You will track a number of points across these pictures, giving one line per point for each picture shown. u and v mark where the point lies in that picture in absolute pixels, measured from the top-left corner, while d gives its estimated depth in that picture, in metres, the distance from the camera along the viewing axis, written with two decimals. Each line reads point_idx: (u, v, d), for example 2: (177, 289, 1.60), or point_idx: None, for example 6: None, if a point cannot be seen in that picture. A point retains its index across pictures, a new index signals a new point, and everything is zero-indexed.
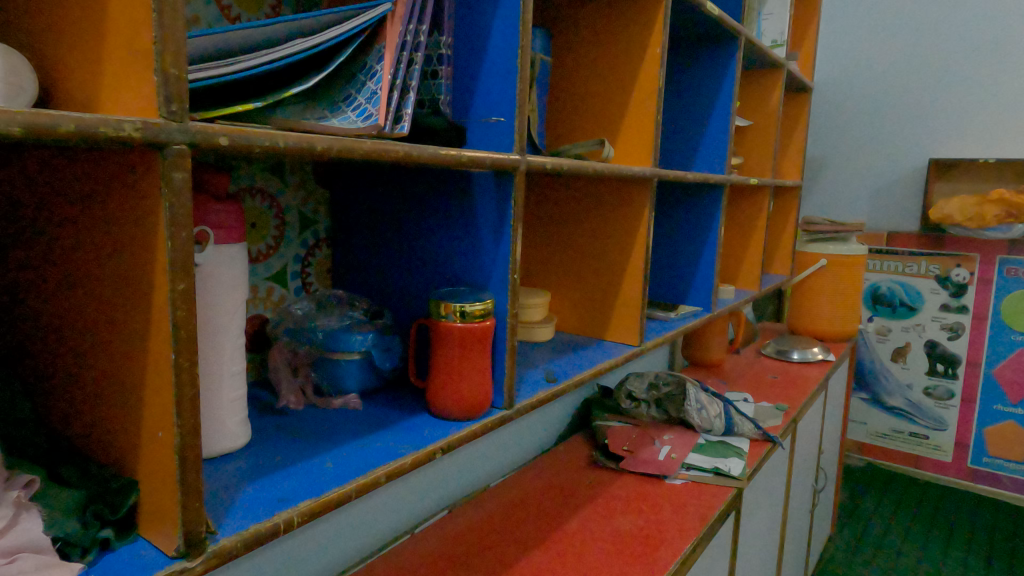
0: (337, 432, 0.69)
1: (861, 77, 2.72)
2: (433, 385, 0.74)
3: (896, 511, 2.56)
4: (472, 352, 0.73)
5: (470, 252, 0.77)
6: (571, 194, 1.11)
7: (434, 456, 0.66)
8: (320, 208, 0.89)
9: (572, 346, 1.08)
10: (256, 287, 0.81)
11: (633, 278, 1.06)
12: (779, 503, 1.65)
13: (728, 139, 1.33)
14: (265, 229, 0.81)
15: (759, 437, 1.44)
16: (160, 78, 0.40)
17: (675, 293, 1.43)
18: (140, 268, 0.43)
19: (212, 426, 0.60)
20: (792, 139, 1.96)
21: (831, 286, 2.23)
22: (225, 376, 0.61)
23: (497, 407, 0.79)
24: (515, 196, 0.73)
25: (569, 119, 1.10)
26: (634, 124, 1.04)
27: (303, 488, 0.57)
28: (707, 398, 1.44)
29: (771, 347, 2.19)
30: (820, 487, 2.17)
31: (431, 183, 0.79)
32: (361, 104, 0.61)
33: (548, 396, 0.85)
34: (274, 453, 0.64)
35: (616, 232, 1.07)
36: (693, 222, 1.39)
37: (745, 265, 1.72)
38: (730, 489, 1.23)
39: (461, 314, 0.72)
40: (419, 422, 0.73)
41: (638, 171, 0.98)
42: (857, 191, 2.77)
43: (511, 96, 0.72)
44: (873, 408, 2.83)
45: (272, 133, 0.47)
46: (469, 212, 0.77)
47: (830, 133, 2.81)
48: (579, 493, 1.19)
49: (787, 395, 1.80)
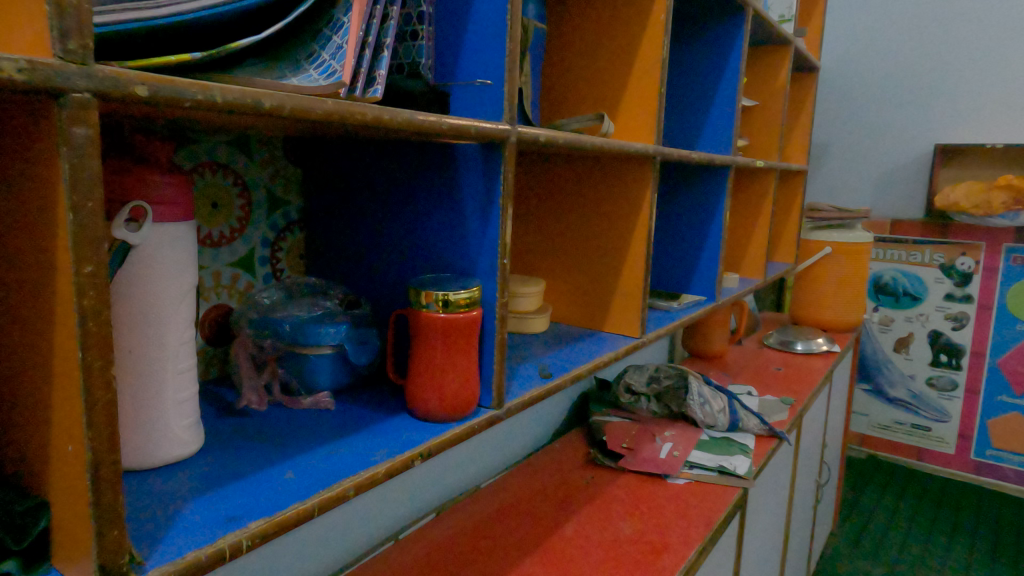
0: (304, 435, 0.61)
1: (866, 60, 2.63)
2: (413, 384, 0.67)
3: (898, 504, 2.50)
4: (456, 347, 0.65)
5: (455, 235, 0.69)
6: (566, 173, 1.03)
7: (413, 463, 0.59)
8: (292, 186, 0.81)
9: (568, 338, 1.00)
10: (218, 274, 0.73)
11: (634, 265, 0.98)
12: (783, 500, 1.58)
13: (734, 118, 1.25)
14: (229, 210, 0.74)
15: (765, 433, 1.37)
16: (53, 8, 0.32)
17: (678, 281, 1.36)
18: (42, 250, 0.36)
19: (154, 432, 0.52)
20: (797, 122, 1.88)
21: (836, 276, 2.16)
22: (168, 374, 0.53)
23: (486, 407, 0.71)
24: (505, 171, 0.66)
25: (565, 93, 1.02)
26: (636, 99, 0.97)
27: (256, 505, 0.49)
28: (711, 392, 1.37)
29: (773, 338, 2.12)
30: (823, 481, 2.11)
31: (413, 158, 0.71)
32: (325, 60, 0.53)
33: (541, 394, 0.77)
34: (228, 462, 0.56)
35: (617, 214, 0.99)
36: (697, 207, 1.31)
37: (749, 253, 1.64)
38: (735, 489, 1.16)
39: (444, 304, 0.64)
40: (398, 424, 0.65)
41: (640, 148, 0.90)
42: (861, 177, 2.69)
43: (500, 58, 0.64)
44: (874, 399, 2.77)
45: (207, 85, 0.39)
46: (454, 190, 0.69)
47: (834, 117, 2.73)
48: (575, 494, 1.12)
49: (791, 388, 1.73)
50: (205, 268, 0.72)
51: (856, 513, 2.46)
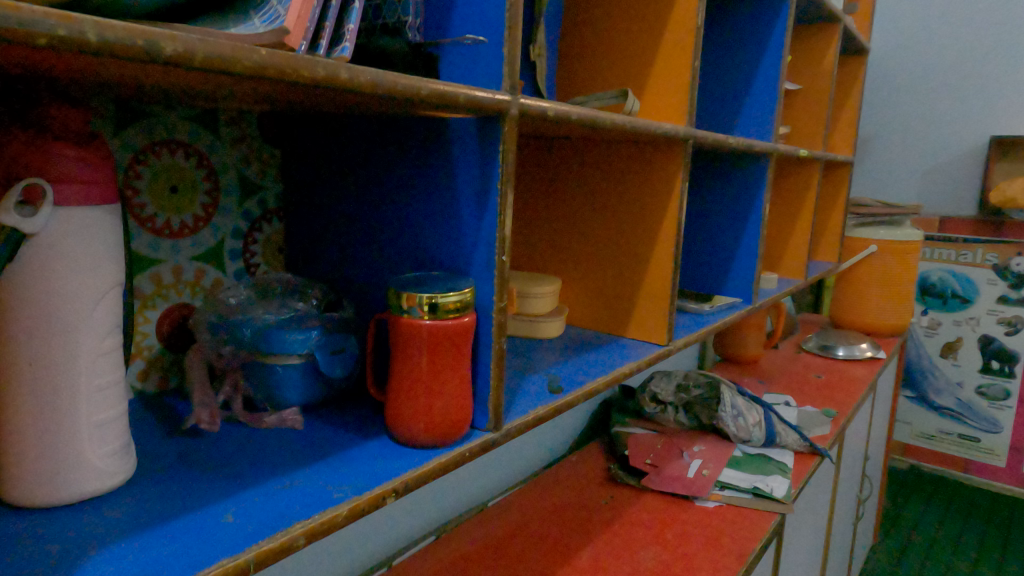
0: (260, 462, 0.52)
1: (917, 45, 2.45)
2: (393, 402, 0.56)
3: (944, 520, 2.34)
4: (444, 360, 0.55)
5: (446, 225, 0.59)
6: (585, 159, 0.91)
7: (385, 502, 0.48)
8: (268, 169, 0.71)
9: (585, 344, 0.89)
10: (179, 269, 0.64)
11: (660, 263, 0.87)
12: (822, 521, 1.45)
13: (776, 100, 1.12)
14: (192, 196, 0.64)
15: (805, 450, 1.24)
16: None
17: (710, 282, 1.24)
18: None
19: (64, 461, 0.43)
20: (844, 109, 1.73)
21: (882, 276, 2.00)
22: (83, 391, 0.43)
23: (481, 429, 0.60)
24: (503, 151, 0.55)
25: (584, 71, 0.90)
26: (664, 77, 0.85)
27: (176, 562, 0.40)
28: (745, 403, 1.24)
29: (813, 342, 1.98)
30: (864, 497, 1.96)
31: (400, 137, 0.61)
32: (272, 6, 0.42)
33: (547, 413, 0.66)
34: (160, 498, 0.46)
35: (643, 204, 0.87)
36: (733, 199, 1.19)
37: (789, 251, 1.51)
38: (772, 514, 1.03)
39: (430, 308, 0.53)
40: (372, 450, 0.55)
41: (669, 129, 0.79)
42: (908, 171, 2.52)
43: (499, 12, 0.53)
44: (919, 407, 2.60)
45: (73, 17, 0.29)
46: (445, 172, 0.58)
47: (881, 107, 2.56)
48: (592, 517, 1.01)
49: (833, 397, 1.59)
50: (163, 261, 0.63)
51: (897, 529, 2.31)
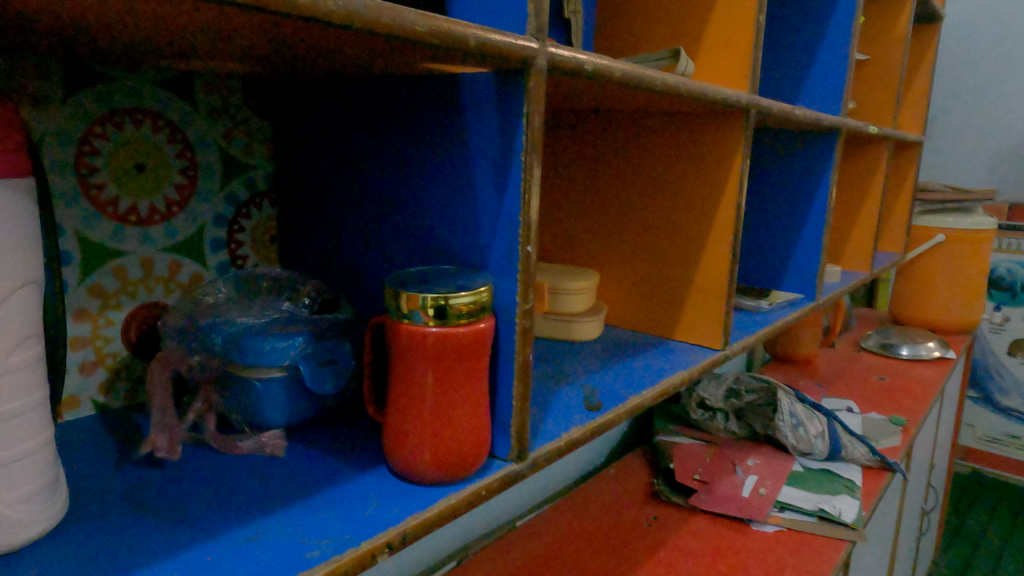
0: (223, 506, 0.41)
1: (990, 14, 2.24)
2: (391, 430, 0.45)
3: (1009, 531, 2.16)
4: (453, 378, 0.44)
5: (459, 207, 0.48)
6: (626, 136, 0.79)
7: (374, 560, 0.38)
8: (257, 146, 0.61)
9: (627, 348, 0.77)
10: (148, 262, 0.54)
11: (716, 253, 0.74)
12: (886, 540, 1.30)
13: (847, 69, 0.98)
14: (162, 177, 0.54)
15: (875, 464, 1.10)
16: None
17: (767, 276, 1.10)
18: None
19: None
20: (914, 84, 1.56)
21: (950, 269, 1.82)
22: None
23: (501, 459, 0.49)
24: (529, 113, 0.43)
25: (627, 36, 0.79)
26: (721, 39, 0.73)
27: None
28: (806, 411, 1.10)
29: (872, 339, 1.82)
30: (928, 508, 1.80)
31: (404, 100, 0.50)
32: None
33: (582, 436, 0.54)
34: (87, 554, 0.36)
35: (699, 187, 0.75)
36: (795, 182, 1.05)
37: (853, 240, 1.36)
38: (841, 542, 0.90)
39: (439, 313, 0.42)
40: (365, 487, 0.44)
41: (731, 96, 0.67)
42: (976, 153, 2.31)
43: None
44: (981, 408, 2.40)
45: None
46: (456, 140, 0.47)
47: (949, 84, 2.35)
48: (633, 542, 0.90)
49: (899, 403, 1.44)
50: (129, 253, 0.53)
51: (956, 541, 2.15)
